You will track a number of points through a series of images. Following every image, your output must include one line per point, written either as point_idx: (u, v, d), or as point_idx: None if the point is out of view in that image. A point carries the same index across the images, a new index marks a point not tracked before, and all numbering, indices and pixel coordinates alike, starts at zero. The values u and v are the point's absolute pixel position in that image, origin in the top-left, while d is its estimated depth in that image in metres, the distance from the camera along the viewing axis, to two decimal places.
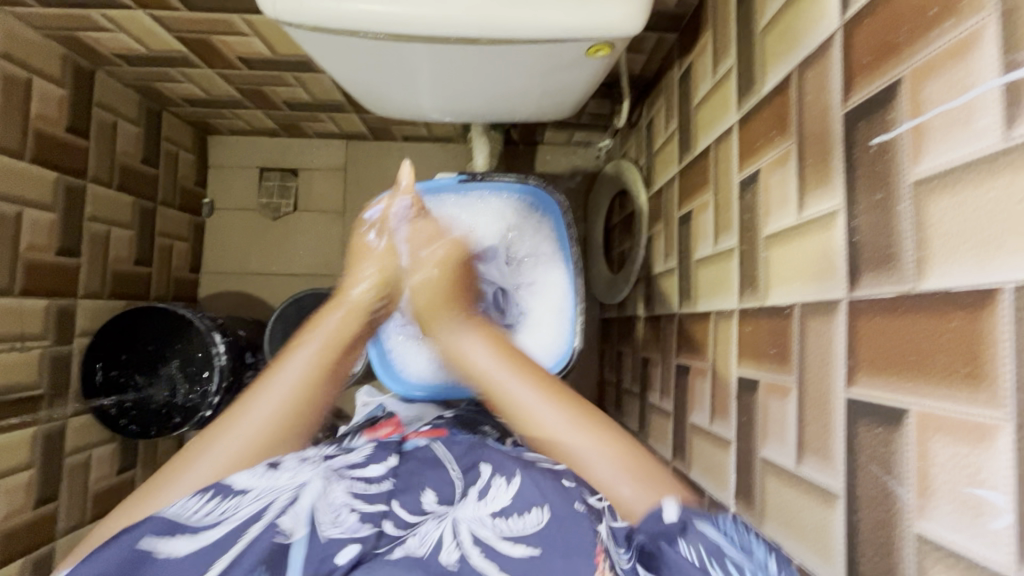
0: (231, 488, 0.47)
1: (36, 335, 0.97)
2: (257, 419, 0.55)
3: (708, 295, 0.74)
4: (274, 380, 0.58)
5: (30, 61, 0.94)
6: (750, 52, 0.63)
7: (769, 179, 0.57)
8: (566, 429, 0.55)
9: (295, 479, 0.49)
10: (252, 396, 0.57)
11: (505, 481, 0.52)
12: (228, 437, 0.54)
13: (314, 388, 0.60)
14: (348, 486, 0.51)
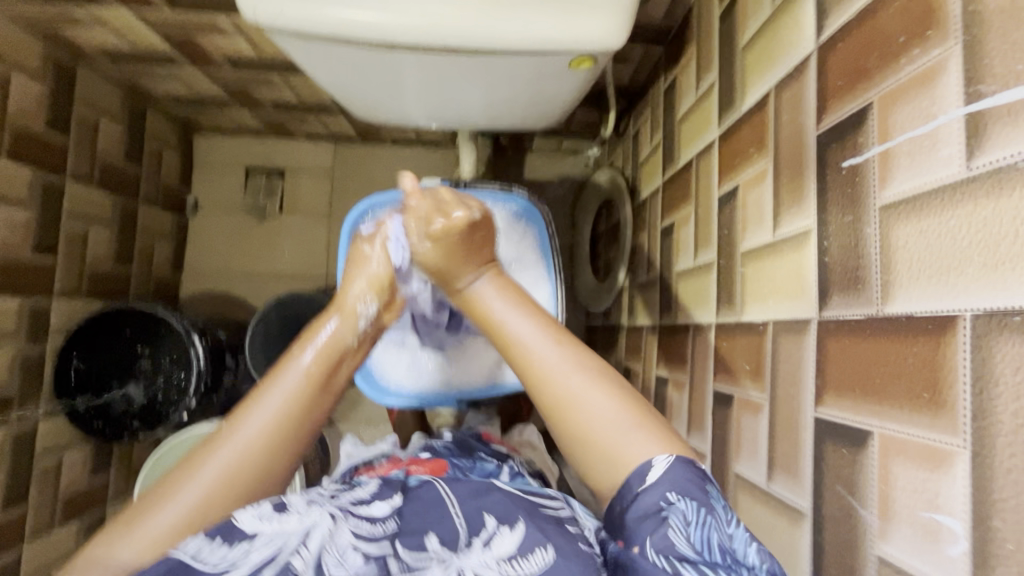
0: (237, 531, 0.45)
1: (8, 334, 0.95)
2: (255, 431, 0.49)
3: (687, 308, 0.74)
4: (276, 388, 0.51)
5: (9, 55, 0.92)
6: (731, 69, 0.64)
7: (747, 195, 0.58)
8: (584, 392, 0.47)
9: (304, 521, 0.47)
10: (253, 405, 0.51)
11: (515, 526, 0.48)
12: (227, 448, 0.49)
13: (315, 398, 0.53)
14: (352, 525, 0.49)
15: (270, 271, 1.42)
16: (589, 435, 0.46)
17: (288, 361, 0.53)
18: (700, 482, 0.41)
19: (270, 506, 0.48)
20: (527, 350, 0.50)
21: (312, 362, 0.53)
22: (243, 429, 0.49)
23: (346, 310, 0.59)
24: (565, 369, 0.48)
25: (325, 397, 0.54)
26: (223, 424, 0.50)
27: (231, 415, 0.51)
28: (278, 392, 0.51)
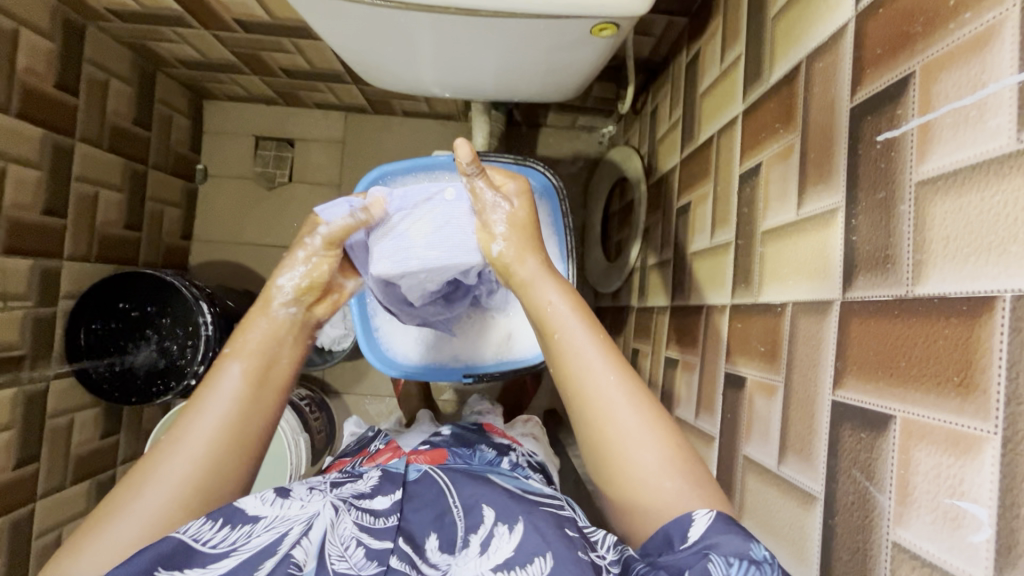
0: (244, 515, 0.46)
1: (19, 295, 0.96)
2: (200, 440, 0.49)
3: (701, 289, 0.73)
4: (214, 393, 0.52)
5: (18, 11, 0.91)
6: (759, 39, 0.61)
7: (770, 172, 0.56)
8: (604, 379, 0.52)
9: (306, 509, 0.48)
10: (194, 412, 0.51)
11: (514, 527, 0.48)
12: (172, 458, 0.48)
13: (255, 396, 0.53)
14: (355, 517, 0.50)
15: (279, 242, 1.42)
16: (603, 420, 0.51)
17: (219, 367, 0.54)
18: (744, 538, 0.41)
19: (273, 492, 0.49)
20: (551, 312, 0.57)
21: (245, 365, 0.54)
22: (185, 438, 0.49)
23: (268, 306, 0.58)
24: (589, 351, 0.53)
25: (266, 394, 0.54)
26: (164, 438, 0.50)
27: (172, 427, 0.51)
28: (218, 396, 0.52)
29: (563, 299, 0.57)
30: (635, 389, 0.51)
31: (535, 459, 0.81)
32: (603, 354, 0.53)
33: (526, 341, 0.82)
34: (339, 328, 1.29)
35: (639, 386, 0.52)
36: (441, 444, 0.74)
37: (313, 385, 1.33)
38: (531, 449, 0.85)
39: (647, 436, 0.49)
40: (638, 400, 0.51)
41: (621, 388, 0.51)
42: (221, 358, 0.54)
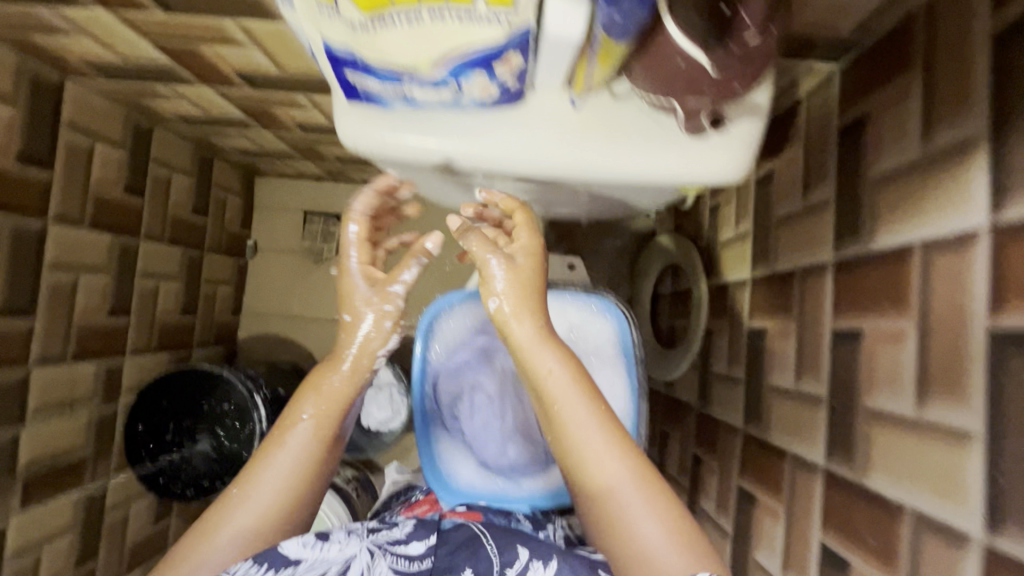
0: (289, 557, 0.52)
1: (85, 398, 0.97)
2: (265, 492, 0.56)
3: (784, 431, 0.69)
4: (284, 450, 0.58)
5: (93, 127, 0.94)
6: (856, 195, 0.58)
7: (874, 348, 0.53)
8: (604, 457, 0.52)
9: (345, 551, 0.54)
10: (263, 467, 0.57)
11: (548, 561, 0.54)
12: (244, 511, 0.55)
13: (318, 457, 0.59)
14: (391, 561, 0.54)
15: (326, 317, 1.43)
16: (603, 495, 0.51)
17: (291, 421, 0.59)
18: None
19: (313, 536, 0.55)
20: (540, 371, 0.53)
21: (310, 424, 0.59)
22: (253, 492, 0.56)
23: (358, 367, 0.62)
24: (586, 421, 0.52)
25: (331, 452, 0.60)
26: (233, 486, 0.57)
27: (241, 478, 0.57)
28: (284, 455, 0.58)
29: (562, 367, 0.53)
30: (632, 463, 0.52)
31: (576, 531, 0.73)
32: (598, 424, 0.52)
33: None
34: (386, 409, 1.30)
35: (637, 462, 0.52)
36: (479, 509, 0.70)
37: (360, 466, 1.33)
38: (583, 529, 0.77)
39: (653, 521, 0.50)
40: (637, 475, 0.52)
41: (618, 461, 0.52)
42: (290, 415, 0.60)
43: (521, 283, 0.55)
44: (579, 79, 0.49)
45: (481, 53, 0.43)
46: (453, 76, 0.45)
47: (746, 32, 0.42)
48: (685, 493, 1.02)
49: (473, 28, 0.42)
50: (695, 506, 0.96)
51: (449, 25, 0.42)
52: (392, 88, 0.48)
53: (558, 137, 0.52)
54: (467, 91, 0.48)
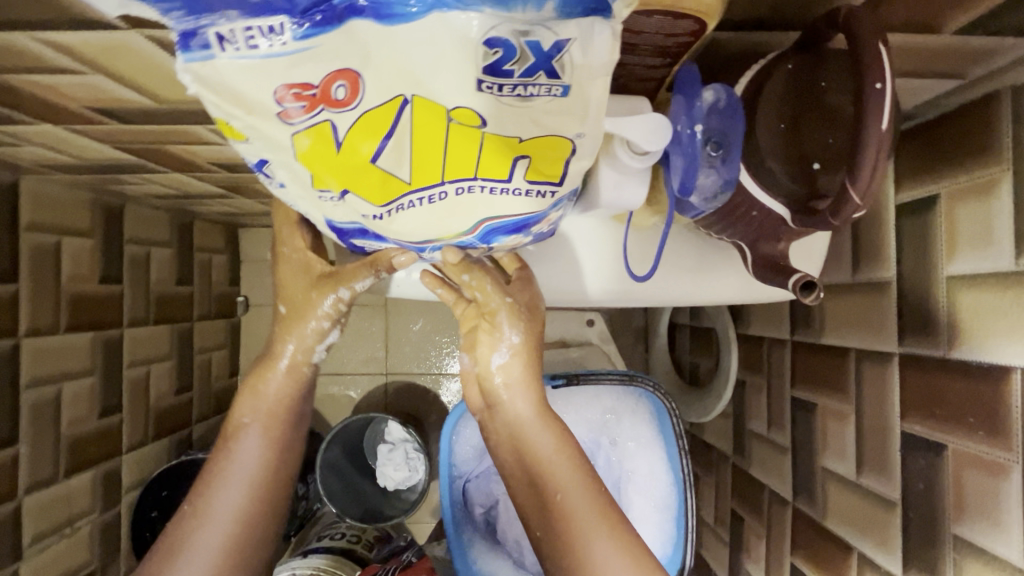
0: None
1: (85, 510, 0.91)
2: (227, 506, 0.54)
3: (843, 520, 0.65)
4: (235, 462, 0.55)
5: (55, 222, 0.85)
6: (924, 288, 0.52)
7: (962, 470, 0.48)
8: (596, 538, 0.48)
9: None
10: (219, 482, 0.54)
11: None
12: (205, 531, 0.53)
13: (276, 461, 0.56)
14: None
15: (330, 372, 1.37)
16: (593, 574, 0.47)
17: (238, 433, 0.56)
18: None
19: None
20: (533, 442, 0.51)
21: (258, 430, 0.56)
22: (213, 509, 0.53)
23: (295, 360, 0.57)
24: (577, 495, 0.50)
25: (288, 453, 0.57)
26: (186, 503, 0.55)
27: (195, 495, 0.55)
28: (240, 467, 0.55)
29: (558, 443, 0.51)
30: (623, 541, 0.49)
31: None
32: (589, 501, 0.50)
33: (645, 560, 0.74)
34: (403, 468, 1.23)
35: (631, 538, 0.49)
36: None
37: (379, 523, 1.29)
38: None
39: None
40: (625, 547, 0.48)
41: (608, 541, 0.48)
42: (233, 422, 0.56)
43: (527, 335, 0.51)
44: (638, 218, 0.53)
45: (517, 219, 0.39)
46: (483, 240, 0.41)
47: (852, 210, 0.38)
48: (722, 546, 0.98)
49: (507, 201, 0.37)
50: (738, 564, 0.92)
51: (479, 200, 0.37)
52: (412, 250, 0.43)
53: (599, 262, 0.55)
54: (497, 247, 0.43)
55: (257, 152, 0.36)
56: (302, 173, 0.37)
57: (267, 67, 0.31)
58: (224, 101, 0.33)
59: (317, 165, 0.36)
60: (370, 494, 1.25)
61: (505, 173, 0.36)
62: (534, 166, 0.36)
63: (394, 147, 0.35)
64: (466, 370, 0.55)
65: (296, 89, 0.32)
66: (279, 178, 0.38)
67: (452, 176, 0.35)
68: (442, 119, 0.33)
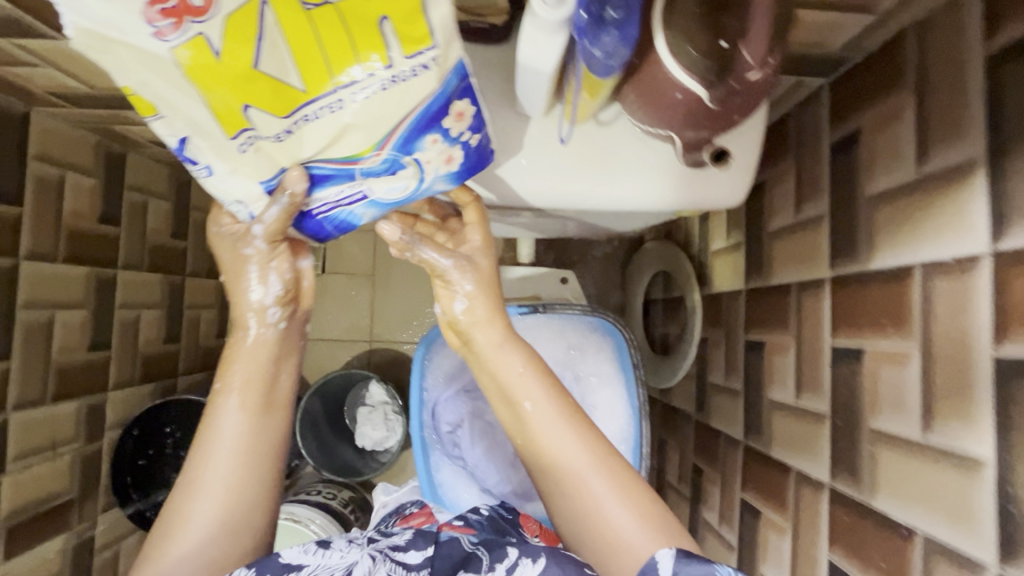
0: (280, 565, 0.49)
1: (69, 438, 0.94)
2: (222, 471, 0.55)
3: (787, 446, 0.69)
4: (221, 433, 0.56)
5: (61, 157, 0.90)
6: (851, 214, 0.58)
7: (876, 369, 0.53)
8: (575, 452, 0.53)
9: (346, 558, 0.51)
10: (205, 449, 0.56)
11: (537, 559, 0.49)
12: (195, 498, 0.54)
13: (262, 424, 0.58)
14: (391, 569, 0.50)
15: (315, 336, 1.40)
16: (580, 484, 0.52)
17: (219, 403, 0.57)
18: (707, 564, 0.42)
19: (314, 544, 0.53)
20: (501, 370, 0.58)
21: (242, 396, 0.58)
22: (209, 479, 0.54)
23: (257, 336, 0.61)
24: (552, 418, 0.55)
25: (272, 416, 0.59)
26: (180, 477, 0.55)
27: (188, 464, 0.56)
28: (230, 433, 0.56)
29: (527, 366, 0.57)
30: (595, 444, 0.54)
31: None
32: (561, 416, 0.55)
33: None
34: (380, 429, 1.27)
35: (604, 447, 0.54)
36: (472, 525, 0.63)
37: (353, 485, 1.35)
38: None
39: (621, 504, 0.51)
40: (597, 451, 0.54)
41: (580, 445, 0.54)
42: (217, 392, 0.58)
43: (479, 280, 0.59)
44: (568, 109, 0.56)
45: (420, 113, 0.46)
46: (403, 151, 0.48)
47: (748, 71, 0.49)
48: (685, 502, 1.02)
49: (396, 79, 0.44)
50: (697, 516, 0.96)
51: (373, 89, 0.44)
52: (353, 185, 0.50)
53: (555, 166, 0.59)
54: (423, 162, 0.49)
55: (175, 125, 0.44)
56: (218, 121, 0.44)
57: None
58: (115, 62, 0.40)
59: (223, 99, 0.43)
60: (348, 457, 1.29)
61: (379, 48, 0.43)
62: (398, 29, 0.42)
63: (269, 47, 0.42)
64: (438, 319, 0.62)
65: (159, 6, 0.38)
66: (203, 151, 0.46)
67: (340, 68, 0.43)
68: (298, 11, 0.41)
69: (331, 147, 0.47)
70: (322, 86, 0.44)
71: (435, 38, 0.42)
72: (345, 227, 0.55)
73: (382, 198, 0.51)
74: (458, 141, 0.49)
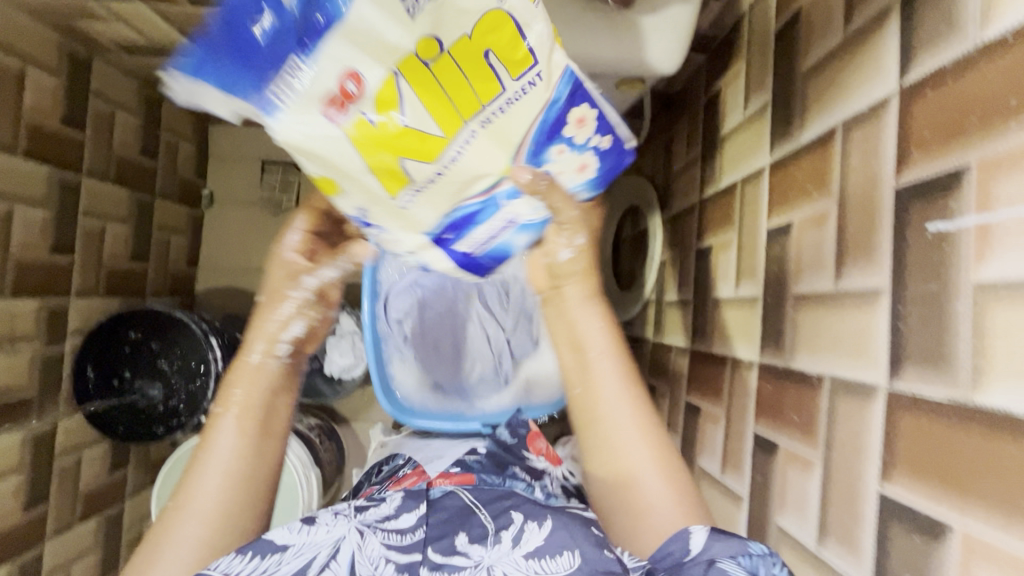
0: (274, 545, 0.50)
1: (28, 336, 0.94)
2: (211, 489, 0.57)
3: (725, 339, 0.71)
4: (214, 453, 0.58)
5: (23, 49, 0.89)
6: (789, 95, 0.60)
7: (802, 236, 0.55)
8: (625, 428, 0.59)
9: (332, 533, 0.52)
10: (196, 475, 0.58)
11: (542, 523, 0.54)
12: (184, 522, 0.55)
13: (259, 446, 0.60)
14: (383, 538, 0.53)
15: None
16: (619, 455, 0.58)
17: (215, 424, 0.60)
18: (740, 542, 0.45)
19: (298, 521, 0.53)
20: (580, 326, 0.61)
21: (239, 419, 0.60)
22: (195, 499, 0.56)
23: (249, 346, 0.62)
24: (609, 386, 0.60)
25: (268, 440, 0.61)
26: (173, 505, 0.57)
27: (177, 493, 0.58)
28: (221, 456, 0.58)
29: (600, 325, 0.61)
30: (641, 416, 0.59)
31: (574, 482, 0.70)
32: (623, 387, 0.60)
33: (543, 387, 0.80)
34: (348, 356, 1.23)
35: (648, 415, 0.59)
36: (472, 467, 0.67)
37: (322, 413, 1.35)
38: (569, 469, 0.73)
39: (658, 480, 0.57)
40: (646, 430, 0.58)
41: (632, 417, 0.59)
42: (214, 416, 0.60)
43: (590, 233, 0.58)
44: None
45: (540, 122, 0.45)
46: (534, 161, 0.47)
47: None
48: None
49: (520, 101, 0.43)
50: None
51: (500, 118, 0.44)
52: (500, 216, 0.51)
53: None
54: (557, 173, 0.50)
55: (353, 200, 0.47)
56: (382, 181, 0.45)
57: (299, 95, 0.40)
58: (309, 159, 0.44)
59: (384, 162, 0.44)
60: (318, 385, 1.26)
61: (498, 82, 0.42)
62: (501, 57, 0.41)
63: (411, 112, 0.42)
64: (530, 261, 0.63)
65: (332, 100, 0.40)
66: (381, 216, 0.48)
67: (467, 112, 0.43)
68: (423, 70, 0.41)
69: (475, 187, 0.47)
70: (460, 128, 0.43)
71: (547, 55, 0.42)
72: (501, 257, 0.57)
73: (529, 216, 0.52)
74: (588, 148, 0.49)
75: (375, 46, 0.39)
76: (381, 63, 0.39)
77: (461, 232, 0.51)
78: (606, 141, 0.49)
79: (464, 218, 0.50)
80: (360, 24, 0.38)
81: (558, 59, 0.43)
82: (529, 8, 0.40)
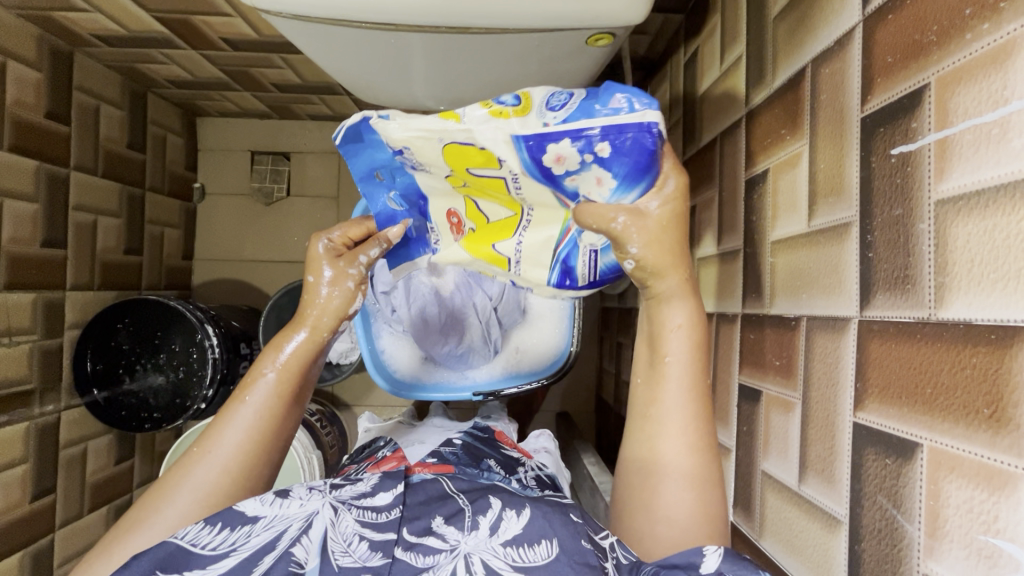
0: (243, 516, 0.44)
1: (25, 329, 0.96)
2: (231, 448, 0.50)
3: (710, 296, 0.70)
4: (244, 409, 0.52)
5: (2, 43, 0.89)
6: (761, 43, 0.59)
7: (778, 180, 0.54)
8: (671, 434, 0.50)
9: (306, 507, 0.45)
10: (223, 425, 0.51)
11: (521, 511, 0.46)
12: (202, 470, 0.48)
13: (286, 412, 0.53)
14: (357, 515, 0.46)
15: (277, 257, 1.40)
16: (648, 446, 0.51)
17: (254, 377, 0.53)
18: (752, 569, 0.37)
19: (272, 492, 0.46)
20: (663, 321, 0.52)
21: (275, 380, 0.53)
22: (217, 448, 0.50)
23: (318, 326, 0.57)
24: (676, 389, 0.50)
25: (296, 407, 0.55)
26: (197, 446, 0.50)
27: (203, 437, 0.51)
28: (247, 410, 0.52)
29: (688, 330, 0.51)
30: (695, 414, 0.50)
31: (545, 473, 0.76)
32: (687, 394, 0.50)
33: (533, 356, 0.82)
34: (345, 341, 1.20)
35: (703, 425, 0.50)
36: (450, 459, 0.67)
37: (322, 399, 1.36)
38: (540, 462, 0.80)
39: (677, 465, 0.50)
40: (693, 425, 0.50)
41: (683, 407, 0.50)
42: (252, 372, 0.54)
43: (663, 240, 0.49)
44: None
45: (548, 176, 0.48)
46: (573, 196, 0.51)
47: None
48: None
49: (522, 182, 0.51)
50: None
51: (526, 192, 0.52)
52: (582, 249, 0.57)
53: None
54: (590, 197, 0.50)
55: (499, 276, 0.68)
56: (495, 266, 0.63)
57: (443, 235, 0.62)
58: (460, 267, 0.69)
59: (487, 251, 0.61)
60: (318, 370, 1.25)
61: (497, 175, 0.51)
62: (472, 158, 0.49)
63: (490, 213, 0.58)
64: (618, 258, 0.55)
65: (455, 227, 0.61)
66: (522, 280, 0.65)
67: (504, 186, 0.52)
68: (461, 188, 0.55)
69: (554, 243, 0.59)
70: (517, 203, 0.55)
71: (501, 135, 0.46)
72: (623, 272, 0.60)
73: (602, 244, 0.56)
74: (591, 165, 0.46)
75: (448, 193, 0.57)
76: (461, 199, 0.57)
77: (572, 276, 0.61)
78: (605, 148, 0.45)
79: (563, 264, 0.60)
80: (430, 188, 0.56)
81: (509, 130, 0.45)
82: (473, 120, 0.46)
